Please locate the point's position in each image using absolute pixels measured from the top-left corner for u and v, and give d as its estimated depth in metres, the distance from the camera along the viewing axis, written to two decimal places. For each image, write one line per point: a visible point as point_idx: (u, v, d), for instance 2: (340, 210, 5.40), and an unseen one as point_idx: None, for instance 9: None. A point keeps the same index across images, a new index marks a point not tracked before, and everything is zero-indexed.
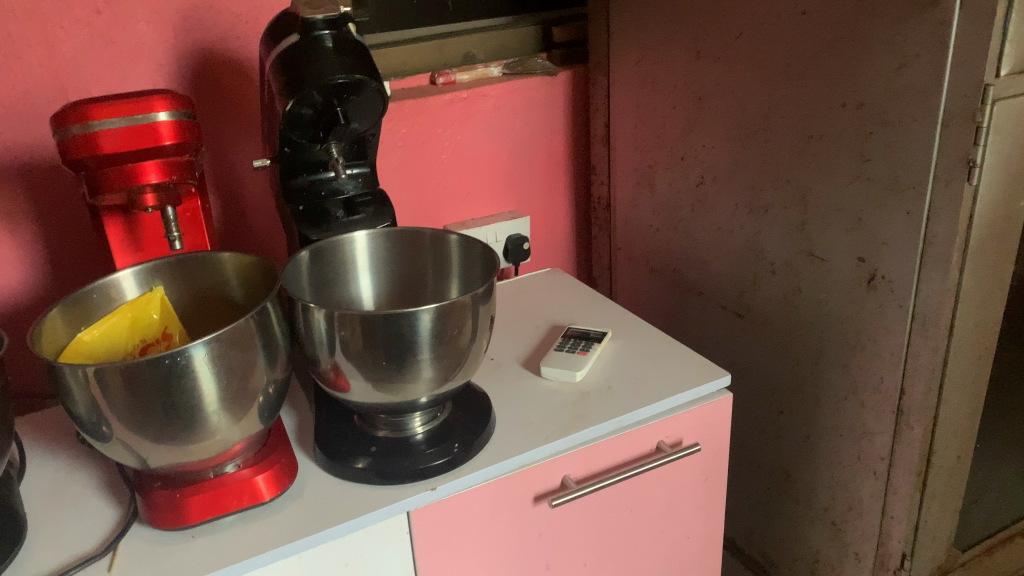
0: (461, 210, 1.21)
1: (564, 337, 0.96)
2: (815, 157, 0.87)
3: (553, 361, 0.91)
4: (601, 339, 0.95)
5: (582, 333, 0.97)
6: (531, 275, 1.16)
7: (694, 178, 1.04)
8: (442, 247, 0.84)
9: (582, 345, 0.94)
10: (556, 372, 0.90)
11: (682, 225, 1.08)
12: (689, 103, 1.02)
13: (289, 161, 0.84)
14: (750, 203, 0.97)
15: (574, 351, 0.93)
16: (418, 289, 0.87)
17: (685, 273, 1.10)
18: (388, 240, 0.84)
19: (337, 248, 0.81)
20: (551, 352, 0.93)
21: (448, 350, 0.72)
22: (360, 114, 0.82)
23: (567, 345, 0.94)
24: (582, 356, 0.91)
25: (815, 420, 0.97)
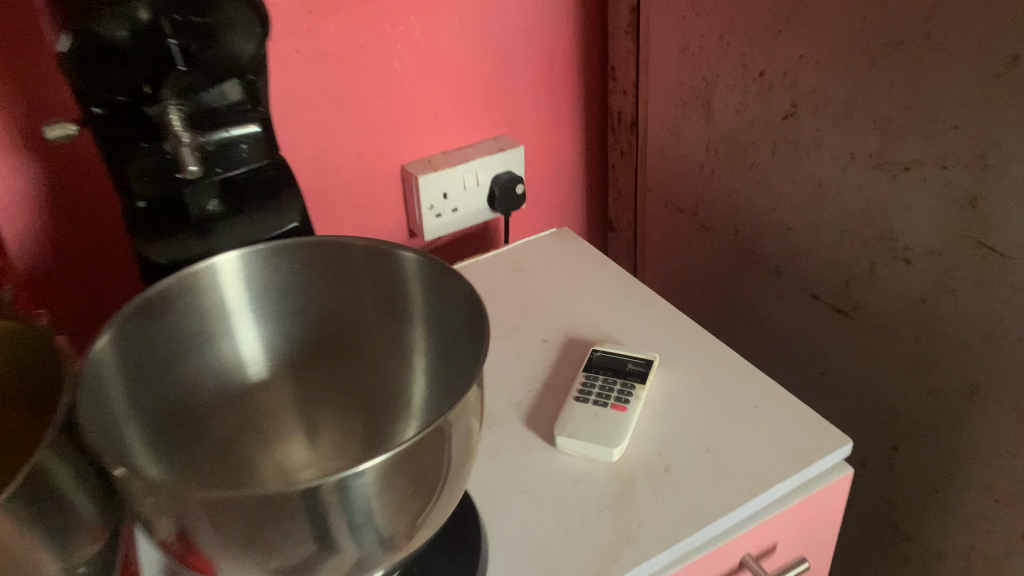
0: (424, 143, 0.84)
1: (587, 371, 0.63)
2: (1015, 92, 0.51)
3: (575, 426, 0.58)
4: (645, 377, 0.62)
5: (614, 366, 0.63)
6: (527, 243, 0.81)
7: (780, 107, 0.68)
8: (386, 265, 0.51)
9: (617, 392, 0.61)
10: (580, 447, 0.57)
11: (755, 173, 0.73)
12: None
13: (105, 134, 0.49)
14: (878, 153, 0.61)
15: (605, 404, 0.60)
16: (353, 328, 0.54)
17: (755, 240, 0.76)
18: (294, 258, 0.51)
19: (205, 290, 0.49)
20: (570, 407, 0.60)
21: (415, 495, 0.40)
22: (222, 39, 0.47)
23: (594, 392, 0.61)
24: (620, 418, 0.59)
25: (953, 474, 0.66)
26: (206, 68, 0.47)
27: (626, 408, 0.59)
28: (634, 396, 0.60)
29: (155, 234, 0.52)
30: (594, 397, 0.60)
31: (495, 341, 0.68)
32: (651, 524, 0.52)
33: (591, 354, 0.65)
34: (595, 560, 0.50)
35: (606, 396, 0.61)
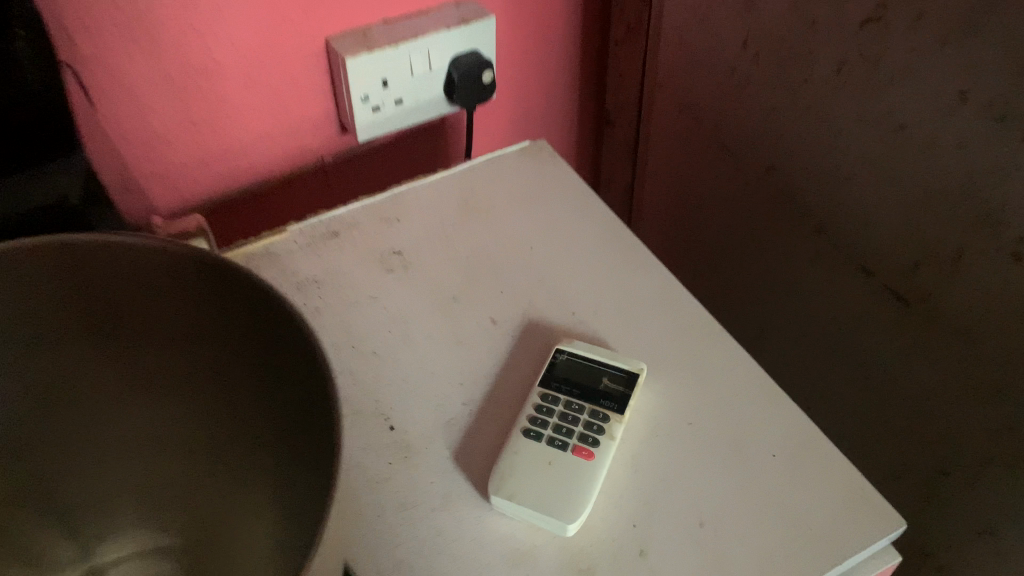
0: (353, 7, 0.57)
1: (544, 386, 0.46)
2: None
3: (518, 481, 0.41)
4: (626, 404, 0.44)
5: (584, 382, 0.46)
6: (490, 161, 0.61)
7: (861, 6, 0.46)
8: (217, 284, 0.32)
9: (583, 427, 0.44)
10: (523, 514, 0.41)
11: (809, 94, 0.51)
12: None
13: None
14: (1006, 99, 0.40)
15: (566, 447, 0.43)
16: (152, 393, 0.35)
17: (796, 181, 0.56)
18: (58, 266, 0.32)
19: None
20: (516, 446, 0.43)
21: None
22: None
23: (551, 423, 0.44)
24: (584, 472, 0.42)
25: (1015, 525, 0.51)
26: None
27: (593, 457, 0.42)
28: (606, 436, 0.43)
29: None
30: (551, 433, 0.43)
31: (428, 319, 0.50)
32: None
33: (554, 357, 0.47)
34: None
35: (568, 433, 0.43)
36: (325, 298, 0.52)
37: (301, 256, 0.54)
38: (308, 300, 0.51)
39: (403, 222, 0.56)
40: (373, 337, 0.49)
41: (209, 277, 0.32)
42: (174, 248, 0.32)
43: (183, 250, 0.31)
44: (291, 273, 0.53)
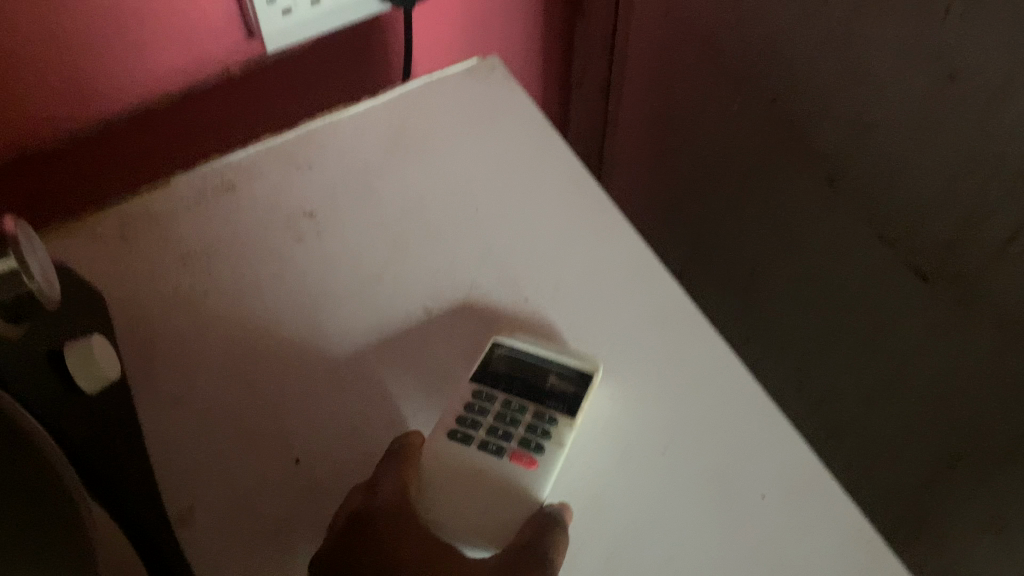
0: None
1: (476, 381, 0.37)
2: None
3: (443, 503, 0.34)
4: (577, 404, 0.36)
5: (526, 376, 0.37)
6: (426, 84, 0.49)
7: None
8: None
9: (525, 430, 0.35)
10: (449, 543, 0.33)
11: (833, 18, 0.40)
12: None
13: None
14: None
15: (501, 452, 0.34)
16: None
17: (807, 116, 0.45)
18: None
19: None
20: (436, 452, 0.34)
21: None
22: None
23: (485, 424, 0.35)
24: (521, 488, 0.34)
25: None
26: None
27: (535, 467, 0.34)
28: (552, 442, 0.35)
29: None
30: (484, 436, 0.35)
31: (346, 306, 0.41)
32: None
33: (490, 349, 0.38)
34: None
35: (505, 437, 0.35)
36: (215, 274, 0.42)
37: (192, 221, 0.44)
38: (196, 280, 0.42)
39: (318, 170, 0.45)
40: (276, 329, 0.40)
41: None
42: None
43: None
44: (174, 244, 0.43)
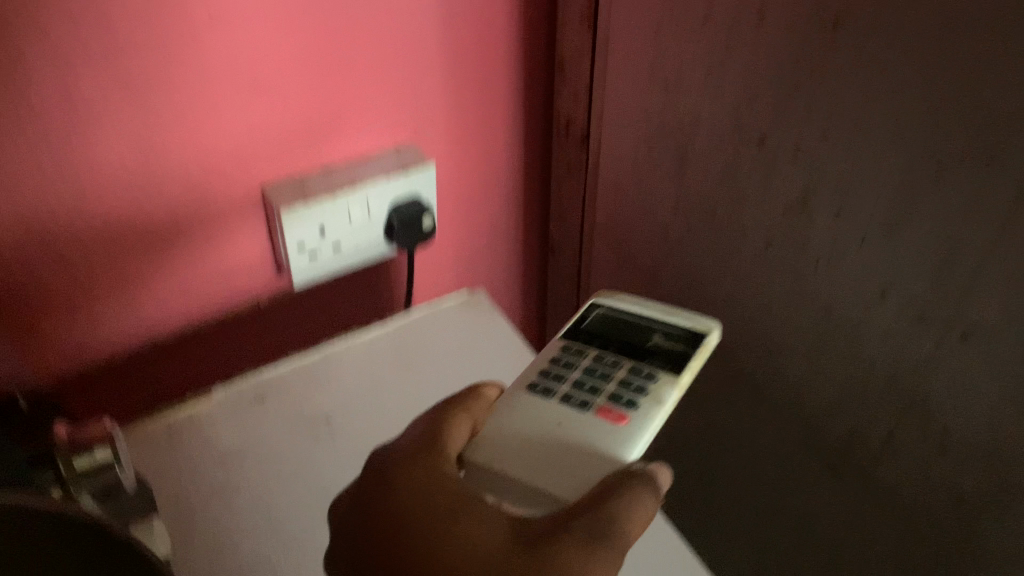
0: (292, 113, 0.54)
1: (582, 347, 0.44)
2: None
3: (515, 441, 0.38)
4: (675, 362, 0.41)
5: (627, 339, 0.44)
6: (425, 313, 0.60)
7: (788, 197, 0.47)
8: None
9: (616, 387, 0.40)
10: (509, 487, 0.37)
11: (742, 263, 0.53)
12: (809, 28, 0.42)
13: None
14: (926, 306, 0.42)
15: (587, 407, 0.39)
16: None
17: (732, 338, 0.57)
18: None
19: None
20: (519, 400, 0.40)
21: (458, 523, 0.34)
22: None
23: (570, 381, 0.41)
24: (609, 437, 0.38)
25: None
26: None
27: (623, 420, 0.38)
28: (646, 398, 0.39)
29: None
30: (568, 391, 0.41)
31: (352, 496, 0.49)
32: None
33: (586, 313, 0.46)
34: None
35: (594, 393, 0.40)
36: (243, 470, 0.50)
37: (199, 452, 0.51)
38: (226, 475, 0.50)
39: (333, 384, 0.55)
40: (291, 515, 0.48)
41: None
42: None
43: None
44: (209, 445, 0.51)
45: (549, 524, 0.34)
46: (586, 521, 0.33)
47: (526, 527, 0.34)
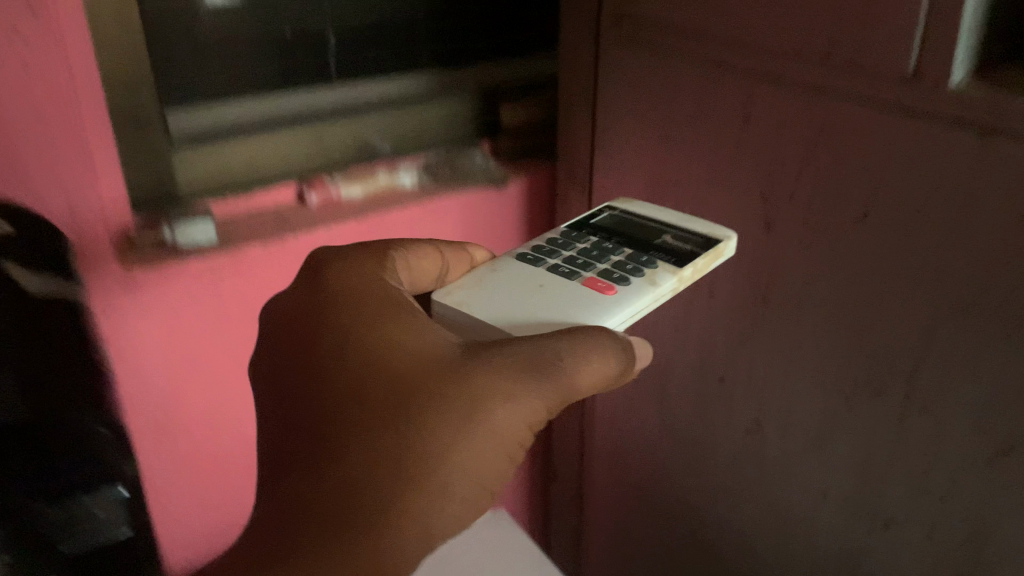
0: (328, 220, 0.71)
1: (597, 238, 0.58)
2: (1017, 487, 0.45)
3: (508, 297, 0.51)
4: (675, 256, 0.54)
5: (626, 232, 0.58)
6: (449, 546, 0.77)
7: (741, 422, 0.61)
8: None
9: (607, 267, 0.53)
10: (476, 324, 0.49)
11: (712, 476, 0.66)
12: (741, 298, 0.58)
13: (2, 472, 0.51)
14: (856, 501, 0.54)
15: (575, 278, 0.52)
16: None
17: (713, 542, 0.68)
18: None
19: None
20: (502, 265, 0.55)
21: (397, 333, 0.45)
22: None
23: (563, 256, 0.55)
24: (592, 297, 0.50)
25: None
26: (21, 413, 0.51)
27: (612, 290, 0.51)
28: (638, 278, 0.52)
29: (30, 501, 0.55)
30: (556, 264, 0.54)
31: None
32: (456, 469, 0.41)
33: (595, 215, 0.61)
34: (460, 514, 0.41)
35: (582, 268, 0.53)
36: None
37: None
38: None
39: None
40: None
41: None
42: None
43: None
44: None
45: (480, 350, 0.44)
46: (518, 352, 0.43)
47: (461, 351, 0.44)
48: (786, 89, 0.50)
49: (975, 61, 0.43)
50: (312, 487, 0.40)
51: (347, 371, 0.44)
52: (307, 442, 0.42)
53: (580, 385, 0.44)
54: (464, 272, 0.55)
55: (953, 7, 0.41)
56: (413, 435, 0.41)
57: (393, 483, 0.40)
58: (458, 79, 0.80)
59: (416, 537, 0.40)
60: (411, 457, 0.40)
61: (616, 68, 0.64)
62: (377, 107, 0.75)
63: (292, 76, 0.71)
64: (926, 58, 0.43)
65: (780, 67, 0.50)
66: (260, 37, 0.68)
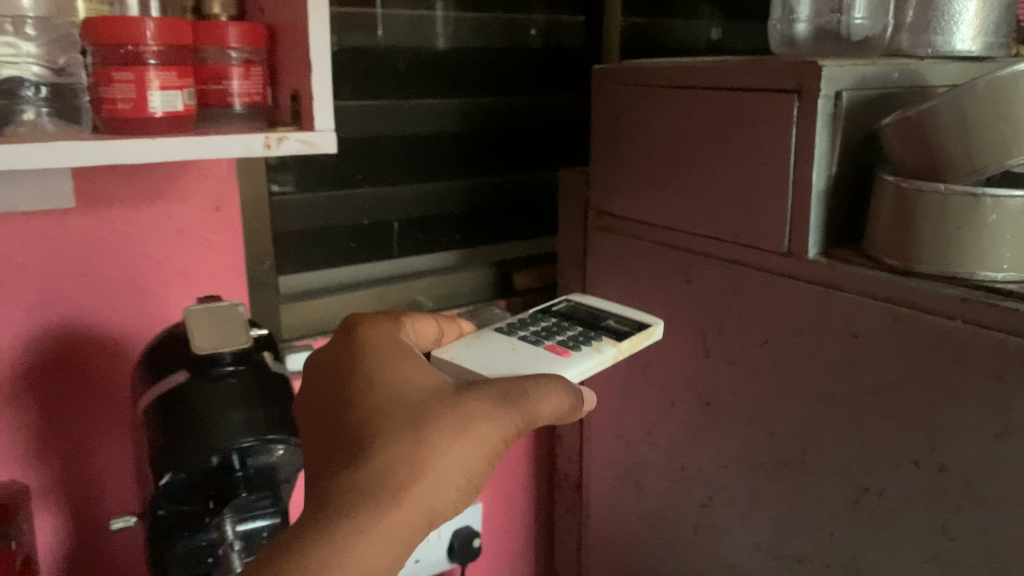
0: None
1: (555, 318, 0.72)
2: (873, 519, 0.67)
3: (485, 353, 0.64)
4: (623, 335, 0.67)
5: (590, 321, 0.71)
6: None
7: (698, 498, 0.83)
8: (202, 408, 0.56)
9: (566, 339, 0.67)
10: (460, 370, 0.63)
11: (679, 545, 0.87)
12: (692, 404, 0.82)
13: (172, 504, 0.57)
14: (778, 548, 0.76)
15: (538, 344, 0.66)
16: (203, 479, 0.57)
17: None
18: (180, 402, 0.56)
19: (171, 417, 0.55)
20: (481, 333, 0.68)
21: (406, 371, 0.58)
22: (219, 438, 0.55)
23: (530, 334, 0.67)
24: (555, 359, 0.63)
25: None
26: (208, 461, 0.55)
27: (565, 352, 0.64)
28: (588, 348, 0.65)
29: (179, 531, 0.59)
30: (523, 335, 0.67)
31: None
32: (445, 466, 0.53)
33: (558, 304, 0.75)
34: (448, 497, 0.53)
35: (544, 339, 0.67)
36: None
37: None
38: None
39: None
40: None
41: (199, 412, 0.55)
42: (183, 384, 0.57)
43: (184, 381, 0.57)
44: None
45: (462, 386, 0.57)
46: (492, 384, 0.56)
47: (451, 386, 0.57)
48: (714, 261, 0.77)
49: (822, 242, 0.69)
50: (341, 474, 0.52)
51: (369, 400, 0.56)
52: (338, 448, 0.54)
53: (542, 416, 0.56)
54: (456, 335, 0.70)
55: (802, 209, 0.68)
56: (417, 441, 0.53)
57: (401, 475, 0.51)
58: (481, 256, 1.08)
59: (415, 515, 0.51)
60: (415, 458, 0.52)
61: (597, 247, 0.91)
62: (424, 275, 1.03)
63: (365, 252, 0.98)
64: (793, 240, 0.69)
65: (708, 247, 0.77)
66: (346, 224, 0.96)
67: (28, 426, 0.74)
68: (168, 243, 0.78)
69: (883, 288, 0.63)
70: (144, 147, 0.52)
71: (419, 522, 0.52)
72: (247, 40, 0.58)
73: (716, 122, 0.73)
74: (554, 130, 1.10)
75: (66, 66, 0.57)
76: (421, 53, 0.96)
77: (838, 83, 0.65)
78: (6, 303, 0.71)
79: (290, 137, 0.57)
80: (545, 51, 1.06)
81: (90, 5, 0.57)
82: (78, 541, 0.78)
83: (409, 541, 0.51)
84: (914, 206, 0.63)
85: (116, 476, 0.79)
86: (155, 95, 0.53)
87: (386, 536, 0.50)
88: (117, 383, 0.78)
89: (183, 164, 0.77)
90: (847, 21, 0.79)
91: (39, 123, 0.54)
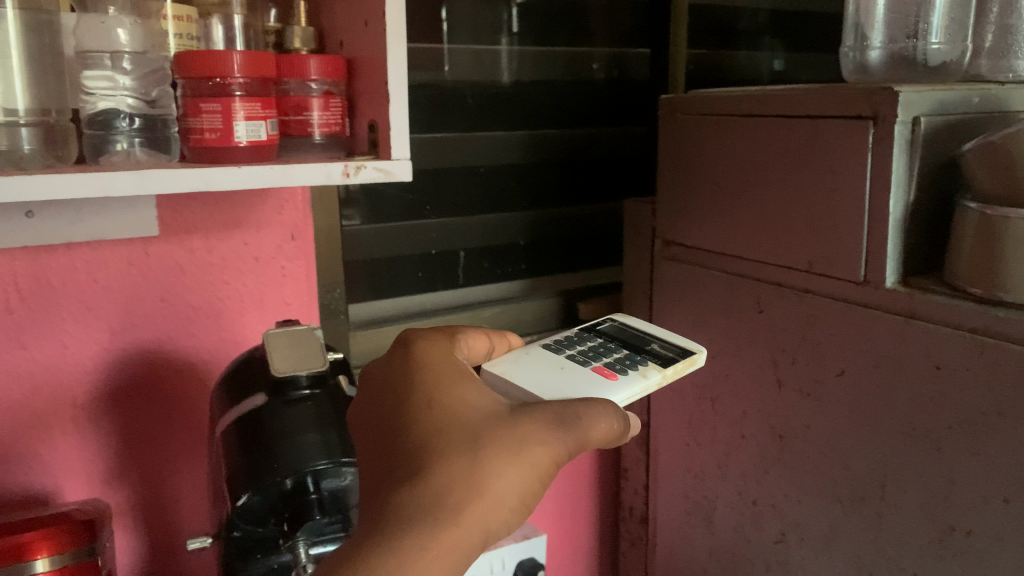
0: None
1: (600, 339, 0.71)
2: (960, 559, 0.64)
3: (535, 371, 0.63)
4: (668, 362, 0.66)
5: (633, 343, 0.70)
6: None
7: (771, 533, 0.81)
8: (277, 430, 0.57)
9: (613, 362, 0.66)
10: (511, 387, 0.62)
11: None
12: (765, 437, 0.80)
13: (244, 530, 0.59)
14: None
15: (587, 365, 0.65)
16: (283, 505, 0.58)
17: None
18: (259, 425, 0.58)
19: (250, 440, 0.57)
20: (529, 349, 0.67)
21: (464, 391, 0.56)
22: (296, 461, 0.56)
23: (576, 354, 0.66)
24: (603, 382, 0.62)
25: None
26: (282, 484, 0.56)
27: (613, 376, 0.63)
28: (635, 372, 0.64)
29: (254, 552, 0.61)
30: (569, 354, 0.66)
31: None
32: (504, 485, 0.51)
33: (601, 325, 0.74)
34: (504, 516, 0.51)
35: (589, 360, 0.66)
36: None
37: None
38: None
39: None
40: None
41: (274, 435, 0.57)
42: (258, 407, 0.59)
43: (258, 404, 0.60)
44: None
45: (519, 407, 0.55)
46: (549, 406, 0.55)
47: (507, 407, 0.56)
48: (787, 290, 0.75)
49: (899, 270, 0.67)
50: (399, 490, 0.50)
51: (426, 417, 0.54)
52: (393, 464, 0.53)
53: (593, 440, 0.54)
54: (503, 351, 0.70)
55: (878, 237, 0.66)
56: (477, 460, 0.51)
57: (461, 492, 0.50)
58: (544, 286, 1.08)
59: (474, 533, 0.50)
60: (474, 476, 0.50)
61: (663, 276, 0.91)
62: (488, 304, 1.03)
63: (430, 281, 0.99)
64: (869, 269, 0.67)
65: (781, 275, 0.76)
66: (414, 254, 0.97)
67: (110, 444, 0.77)
68: (243, 271, 0.80)
69: (967, 317, 0.61)
70: (231, 174, 0.54)
71: (476, 540, 0.50)
72: (327, 72, 0.60)
73: (788, 150, 0.72)
74: (616, 162, 1.11)
75: (158, 98, 0.60)
76: (488, 87, 0.97)
77: (914, 108, 0.64)
78: (90, 326, 0.74)
79: (368, 166, 0.58)
80: (609, 84, 1.07)
81: (179, 40, 0.60)
82: (156, 563, 0.80)
83: (466, 559, 0.49)
84: (998, 233, 0.61)
85: (188, 500, 0.81)
86: (241, 125, 0.55)
87: (446, 552, 0.48)
88: (196, 408, 0.80)
89: (260, 193, 0.79)
90: (922, 47, 0.76)
91: (132, 152, 0.58)
